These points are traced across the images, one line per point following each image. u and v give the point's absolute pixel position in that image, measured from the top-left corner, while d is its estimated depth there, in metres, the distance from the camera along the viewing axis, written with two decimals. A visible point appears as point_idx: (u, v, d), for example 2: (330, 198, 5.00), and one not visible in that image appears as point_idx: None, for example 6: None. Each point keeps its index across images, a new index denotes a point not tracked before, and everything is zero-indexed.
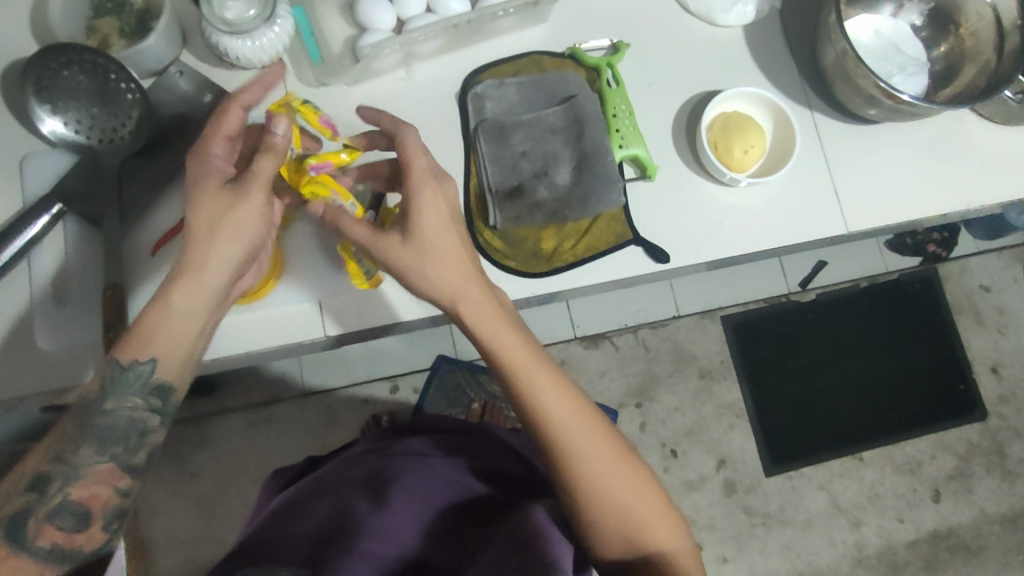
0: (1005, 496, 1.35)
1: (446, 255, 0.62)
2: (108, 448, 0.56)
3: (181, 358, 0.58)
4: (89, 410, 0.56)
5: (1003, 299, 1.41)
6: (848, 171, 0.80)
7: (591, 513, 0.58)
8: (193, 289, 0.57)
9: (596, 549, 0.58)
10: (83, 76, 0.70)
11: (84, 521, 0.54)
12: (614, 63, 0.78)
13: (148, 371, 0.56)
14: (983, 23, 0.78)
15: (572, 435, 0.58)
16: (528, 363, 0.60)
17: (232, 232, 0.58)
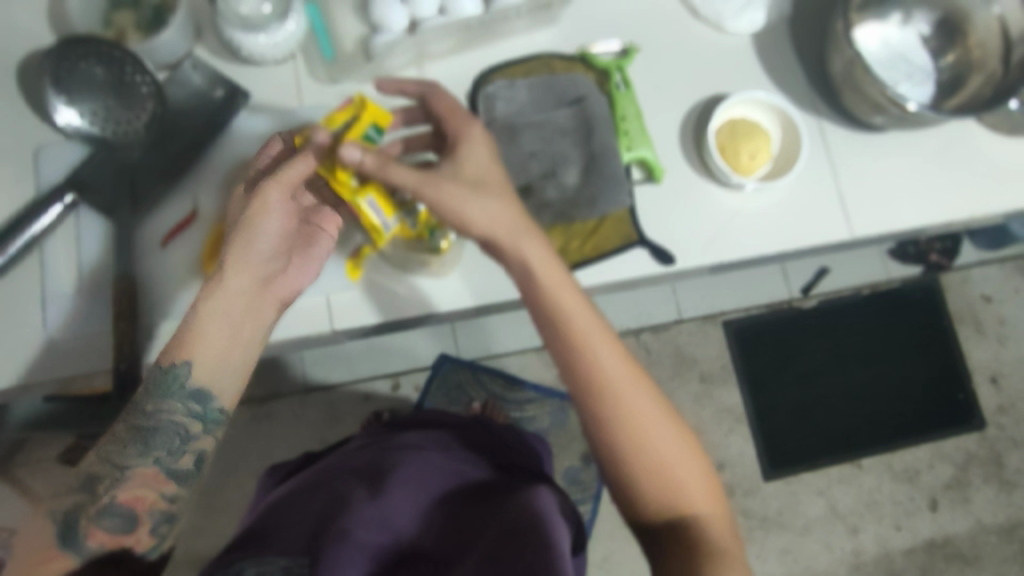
0: (1003, 506, 1.35)
1: (502, 199, 0.65)
2: (152, 450, 0.52)
3: (215, 357, 0.54)
4: (134, 411, 0.52)
5: (1004, 310, 1.42)
6: (853, 178, 0.81)
7: (628, 454, 0.57)
8: (229, 287, 0.56)
9: (640, 499, 0.58)
10: (100, 68, 0.71)
11: (131, 522, 0.50)
12: (623, 66, 0.79)
13: (185, 373, 0.53)
14: (990, 34, 0.79)
15: (614, 373, 0.60)
16: (574, 303, 0.62)
17: (254, 235, 0.58)
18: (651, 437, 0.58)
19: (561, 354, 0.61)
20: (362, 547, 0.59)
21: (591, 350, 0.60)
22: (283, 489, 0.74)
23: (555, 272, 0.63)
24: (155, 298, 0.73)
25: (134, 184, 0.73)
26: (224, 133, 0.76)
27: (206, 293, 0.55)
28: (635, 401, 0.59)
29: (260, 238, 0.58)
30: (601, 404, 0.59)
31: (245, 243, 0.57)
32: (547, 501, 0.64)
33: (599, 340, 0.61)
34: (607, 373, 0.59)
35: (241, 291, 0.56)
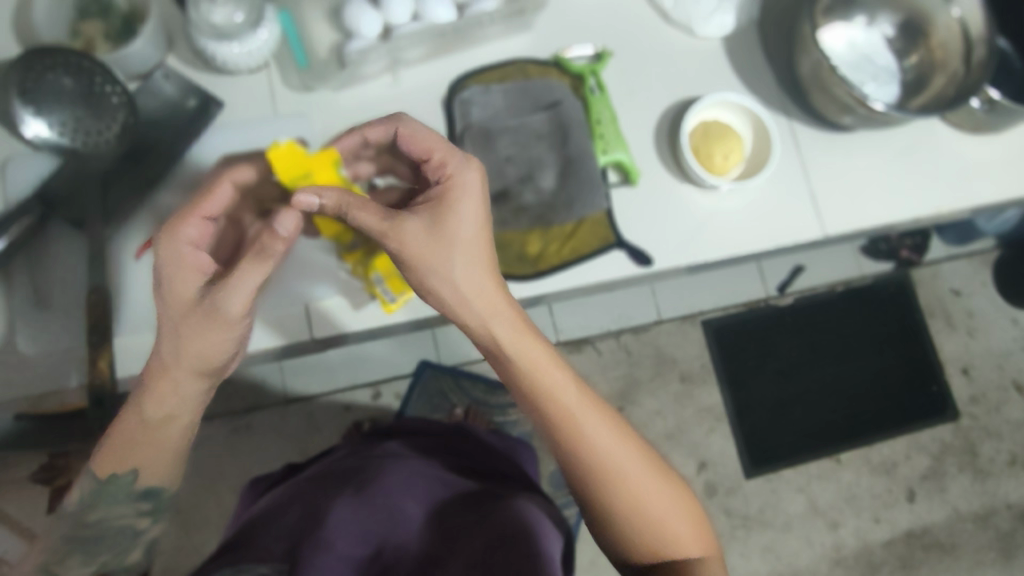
0: (977, 495, 1.38)
1: (465, 259, 0.55)
2: (97, 557, 0.59)
3: (158, 463, 0.58)
4: (75, 525, 0.59)
5: (973, 303, 1.46)
6: (824, 178, 0.82)
7: (617, 513, 0.53)
8: (167, 391, 0.57)
9: (619, 551, 0.55)
10: (68, 78, 0.69)
11: None
12: (597, 71, 0.80)
13: (131, 480, 0.58)
14: (951, 35, 0.81)
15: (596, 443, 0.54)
16: (549, 371, 0.55)
17: (201, 347, 0.56)
18: (642, 496, 0.53)
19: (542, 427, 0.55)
20: (343, 560, 0.60)
21: (578, 426, 0.54)
22: (268, 496, 0.74)
23: (529, 343, 0.55)
24: (128, 311, 0.72)
25: (107, 195, 0.72)
26: (197, 143, 0.75)
27: (145, 403, 0.57)
28: (623, 462, 0.53)
29: (202, 354, 0.56)
30: (591, 473, 0.53)
31: (193, 349, 0.56)
32: (531, 507, 0.67)
33: (585, 412, 0.54)
34: (593, 440, 0.54)
35: (180, 397, 0.58)
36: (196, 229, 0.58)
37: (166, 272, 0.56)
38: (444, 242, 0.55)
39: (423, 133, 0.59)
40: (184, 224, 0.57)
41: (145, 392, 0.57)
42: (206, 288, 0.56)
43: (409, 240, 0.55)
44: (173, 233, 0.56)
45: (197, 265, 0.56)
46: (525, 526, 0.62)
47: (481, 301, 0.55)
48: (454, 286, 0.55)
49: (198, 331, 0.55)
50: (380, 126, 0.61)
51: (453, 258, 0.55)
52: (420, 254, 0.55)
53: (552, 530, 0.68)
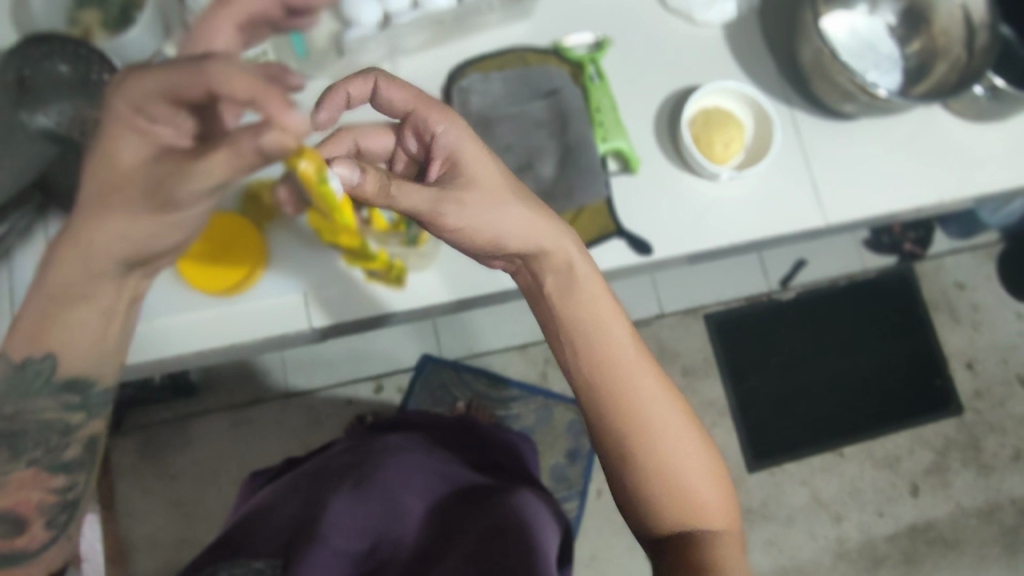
0: (981, 489, 1.38)
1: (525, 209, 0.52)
2: (24, 453, 0.53)
3: (72, 348, 0.54)
4: None
5: (978, 296, 1.45)
6: (827, 165, 0.82)
7: (650, 476, 0.52)
8: (78, 252, 0.52)
9: (651, 509, 0.52)
10: (64, 66, 0.68)
11: (18, 526, 0.53)
12: (597, 59, 0.80)
13: (48, 368, 0.54)
14: (954, 22, 0.80)
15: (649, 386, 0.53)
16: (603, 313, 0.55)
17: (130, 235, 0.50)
18: (684, 449, 0.53)
19: (586, 372, 0.54)
20: (338, 555, 0.61)
21: (632, 365, 0.53)
22: (268, 489, 0.74)
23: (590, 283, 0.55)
24: None
25: None
26: None
27: (52, 268, 0.53)
28: (666, 420, 0.53)
29: (131, 242, 0.51)
30: (633, 415, 0.52)
31: (98, 237, 0.50)
32: (530, 501, 0.67)
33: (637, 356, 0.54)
34: (642, 394, 0.53)
35: (93, 269, 0.52)
36: (161, 111, 0.46)
37: (108, 141, 0.48)
38: (501, 193, 0.52)
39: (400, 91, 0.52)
40: (134, 89, 0.46)
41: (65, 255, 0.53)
42: (150, 167, 0.47)
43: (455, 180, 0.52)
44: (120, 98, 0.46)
45: (146, 138, 0.47)
46: (522, 521, 0.61)
47: (541, 243, 0.54)
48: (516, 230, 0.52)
49: (129, 221, 0.49)
50: (357, 81, 0.51)
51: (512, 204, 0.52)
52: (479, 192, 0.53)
53: (552, 526, 0.67)
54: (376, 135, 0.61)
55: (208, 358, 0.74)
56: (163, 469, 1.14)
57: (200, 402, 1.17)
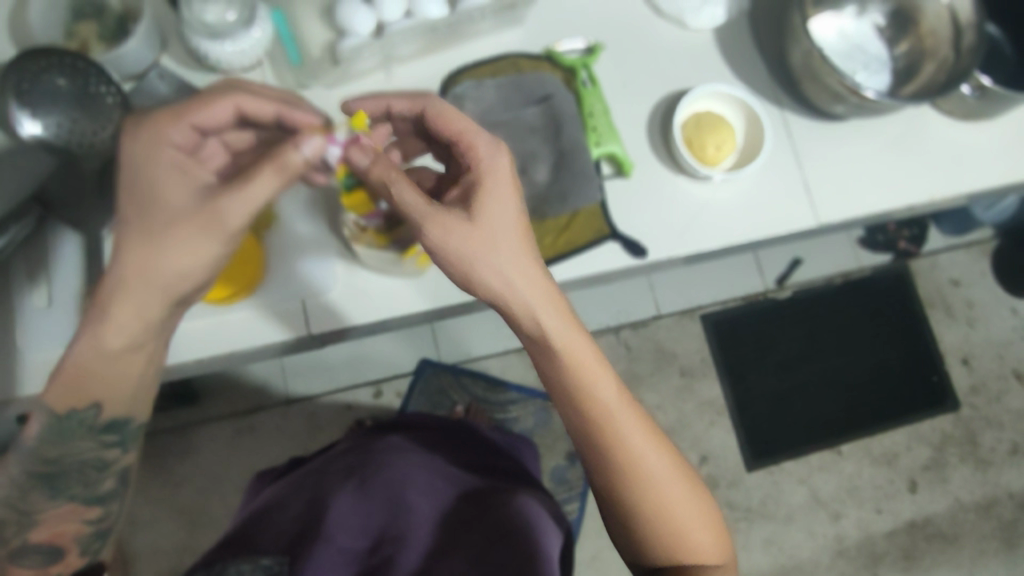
0: (979, 484, 1.39)
1: (512, 246, 0.55)
2: (64, 491, 0.58)
3: (118, 387, 0.58)
4: (32, 460, 0.57)
5: (972, 293, 1.46)
6: (818, 166, 0.83)
7: (644, 524, 0.55)
8: (120, 301, 0.54)
9: (640, 553, 0.56)
10: (63, 79, 0.69)
11: (54, 558, 0.58)
12: (589, 64, 0.80)
13: (93, 414, 0.58)
14: (941, 22, 0.81)
15: (636, 442, 0.55)
16: (595, 368, 0.56)
17: (183, 270, 0.54)
18: (674, 502, 0.55)
19: (577, 428, 0.56)
20: (342, 552, 0.61)
21: (617, 421, 0.55)
22: (272, 488, 0.75)
23: (579, 340, 0.56)
24: None
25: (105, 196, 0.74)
26: None
27: (99, 329, 0.55)
28: (658, 471, 0.55)
29: (176, 270, 0.54)
30: (619, 468, 0.55)
31: (160, 269, 0.53)
32: (530, 502, 0.68)
33: (626, 412, 0.56)
34: (632, 447, 0.55)
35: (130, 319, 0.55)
36: (177, 136, 0.55)
37: (148, 184, 0.53)
38: (489, 226, 0.54)
39: (451, 112, 0.58)
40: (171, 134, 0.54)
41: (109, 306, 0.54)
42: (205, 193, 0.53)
43: (453, 231, 0.54)
44: (154, 141, 0.53)
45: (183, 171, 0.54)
46: (525, 524, 0.62)
47: (529, 301, 0.55)
48: (498, 269, 0.54)
49: (176, 248, 0.53)
50: (407, 101, 0.62)
51: (495, 247, 0.54)
52: (467, 248, 0.54)
53: (552, 526, 0.68)
54: (450, 117, 0.58)
55: (204, 369, 0.74)
56: (166, 479, 1.14)
57: (199, 410, 1.17)
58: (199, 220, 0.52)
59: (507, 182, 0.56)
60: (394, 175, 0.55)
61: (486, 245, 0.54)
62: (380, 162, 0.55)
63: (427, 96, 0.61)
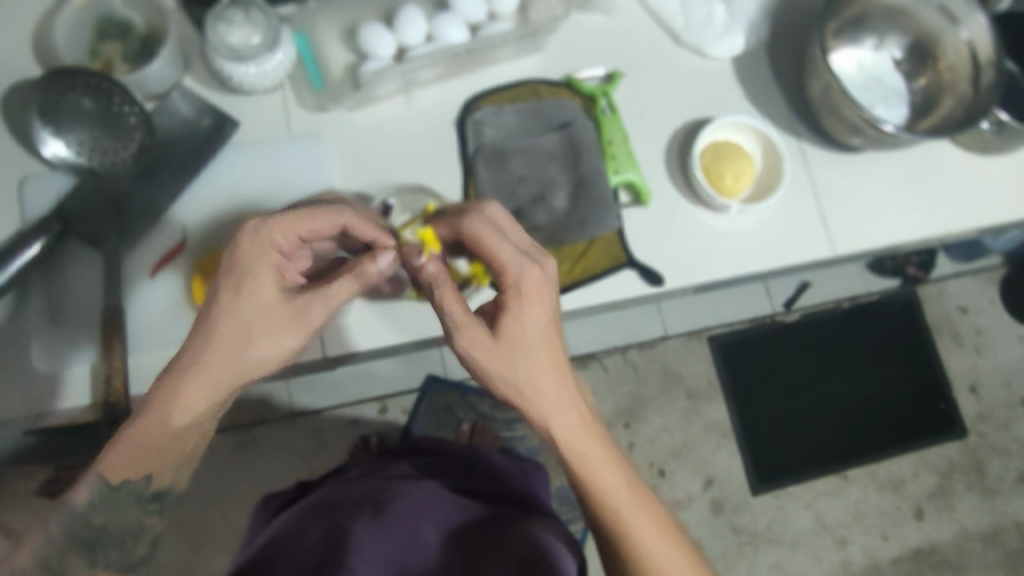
0: (985, 513, 1.38)
1: (534, 363, 0.52)
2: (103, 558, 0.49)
3: (169, 466, 0.49)
4: (77, 524, 0.48)
5: (980, 320, 1.45)
6: (835, 196, 0.83)
7: None
8: (190, 382, 0.48)
9: None
10: (88, 100, 0.71)
11: None
12: (608, 92, 0.81)
13: (143, 487, 0.49)
14: (960, 58, 0.81)
15: (659, 559, 0.52)
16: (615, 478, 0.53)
17: (259, 364, 0.49)
18: None
19: (596, 534, 0.54)
20: None
21: (640, 536, 0.52)
22: (281, 517, 0.74)
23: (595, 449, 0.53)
24: (141, 332, 0.72)
25: (122, 214, 0.72)
26: (212, 162, 0.76)
27: (166, 400, 0.47)
28: None
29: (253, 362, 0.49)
30: None
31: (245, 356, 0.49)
32: (547, 533, 0.67)
33: (649, 526, 0.52)
34: (656, 561, 0.51)
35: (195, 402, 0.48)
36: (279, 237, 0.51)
37: (246, 273, 0.49)
38: (512, 345, 0.52)
39: (489, 232, 0.54)
40: (280, 231, 0.50)
41: (176, 384, 0.48)
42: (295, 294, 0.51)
43: (475, 342, 0.51)
44: (260, 233, 0.49)
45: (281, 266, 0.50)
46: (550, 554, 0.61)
47: (546, 414, 0.52)
48: (512, 383, 0.52)
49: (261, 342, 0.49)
50: (447, 222, 0.57)
51: (511, 365, 0.51)
52: (486, 359, 0.51)
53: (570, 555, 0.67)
54: (488, 241, 0.54)
55: None
56: None
57: None
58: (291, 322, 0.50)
59: (536, 300, 0.53)
60: (444, 287, 0.51)
61: (505, 359, 0.52)
62: (437, 265, 0.52)
63: (471, 211, 0.56)
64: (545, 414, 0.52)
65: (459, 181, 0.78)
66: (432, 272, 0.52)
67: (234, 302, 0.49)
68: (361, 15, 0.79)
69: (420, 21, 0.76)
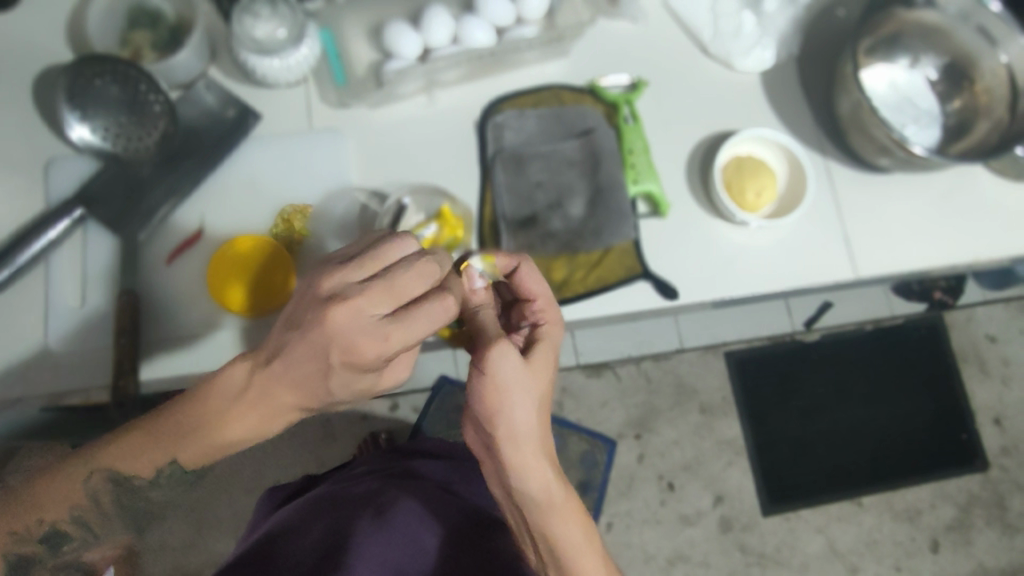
0: (1005, 549, 1.34)
1: (545, 399, 0.56)
2: (133, 522, 0.57)
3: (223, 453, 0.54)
4: (124, 493, 0.53)
5: (1009, 350, 1.41)
6: (860, 217, 0.81)
7: None
8: (269, 425, 0.50)
9: None
10: (115, 86, 0.73)
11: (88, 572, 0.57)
12: (632, 100, 0.80)
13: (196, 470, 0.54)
14: (997, 81, 0.79)
15: None
16: (579, 528, 0.56)
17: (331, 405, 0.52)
18: None
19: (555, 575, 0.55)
20: None
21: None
22: (284, 508, 0.74)
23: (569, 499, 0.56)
24: (154, 316, 0.73)
25: (144, 200, 0.73)
26: (235, 152, 0.77)
27: (234, 426, 0.50)
28: None
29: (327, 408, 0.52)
30: None
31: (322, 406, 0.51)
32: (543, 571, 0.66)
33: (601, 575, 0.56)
34: None
35: (270, 429, 0.51)
36: (396, 343, 0.47)
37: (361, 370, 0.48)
38: (535, 376, 0.55)
39: (540, 279, 0.60)
40: (397, 339, 0.47)
41: (253, 419, 0.49)
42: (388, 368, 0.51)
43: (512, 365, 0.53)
44: (382, 348, 0.46)
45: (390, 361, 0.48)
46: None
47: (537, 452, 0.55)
48: (524, 415, 0.53)
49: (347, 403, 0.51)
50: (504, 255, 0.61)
51: (534, 389, 0.54)
52: (515, 380, 0.53)
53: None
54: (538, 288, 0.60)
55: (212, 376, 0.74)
56: None
57: None
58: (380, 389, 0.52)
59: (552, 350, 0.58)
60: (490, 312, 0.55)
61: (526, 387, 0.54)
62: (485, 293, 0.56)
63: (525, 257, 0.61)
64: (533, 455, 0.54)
65: (475, 185, 0.78)
66: (482, 298, 0.56)
67: (341, 382, 0.48)
68: (388, 12, 0.80)
69: (445, 21, 0.75)
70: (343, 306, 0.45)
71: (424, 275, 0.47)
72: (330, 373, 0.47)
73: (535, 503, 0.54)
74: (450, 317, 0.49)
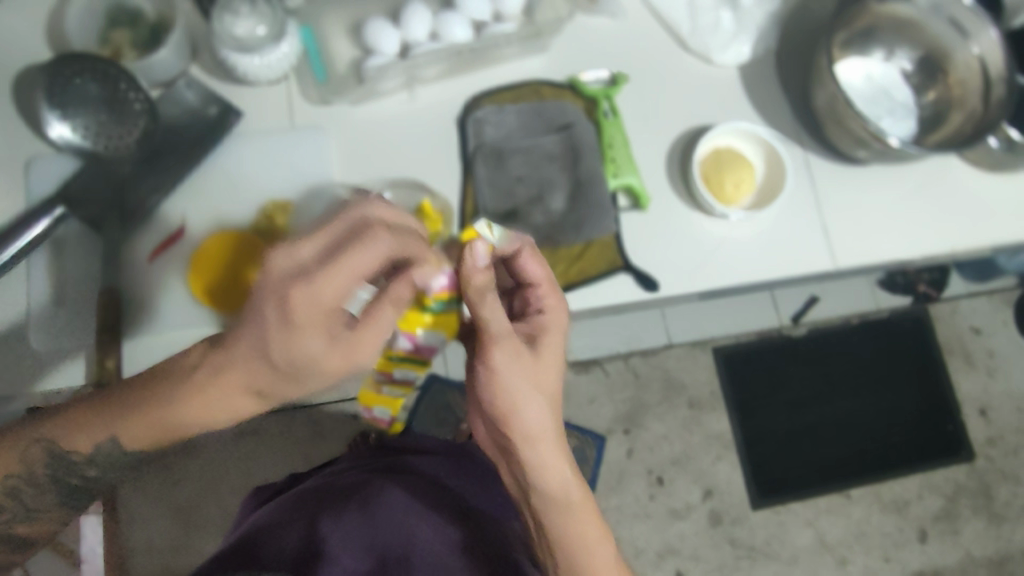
0: (992, 539, 1.35)
1: (555, 394, 0.57)
2: (72, 497, 0.58)
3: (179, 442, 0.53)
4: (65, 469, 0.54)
5: (994, 342, 1.42)
6: (839, 209, 0.82)
7: None
8: (222, 414, 0.50)
9: None
10: (94, 84, 0.73)
11: (23, 544, 0.60)
12: (611, 95, 0.81)
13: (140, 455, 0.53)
14: (970, 72, 0.80)
15: None
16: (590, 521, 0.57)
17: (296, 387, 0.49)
18: None
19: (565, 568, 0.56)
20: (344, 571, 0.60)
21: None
22: (267, 505, 0.73)
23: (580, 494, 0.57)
24: (136, 313, 0.73)
25: (125, 197, 0.73)
26: (216, 148, 0.77)
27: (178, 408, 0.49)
28: None
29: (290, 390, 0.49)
30: None
31: (271, 389, 0.49)
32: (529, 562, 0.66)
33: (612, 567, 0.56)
34: None
35: (222, 416, 0.50)
36: (330, 282, 0.46)
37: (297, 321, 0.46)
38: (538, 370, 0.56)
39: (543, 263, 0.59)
40: (328, 283, 0.46)
41: (198, 401, 0.48)
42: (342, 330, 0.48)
43: (514, 363, 0.55)
44: (312, 288, 0.46)
45: (333, 322, 0.47)
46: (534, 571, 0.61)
47: (544, 446, 0.56)
48: (529, 412, 0.55)
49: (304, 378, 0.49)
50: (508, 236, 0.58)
51: (540, 386, 0.56)
52: (517, 379, 0.55)
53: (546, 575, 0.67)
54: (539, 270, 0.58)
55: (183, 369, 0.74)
56: (164, 476, 1.12)
57: None
58: (342, 358, 0.48)
59: (559, 343, 0.58)
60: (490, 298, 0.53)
61: (530, 384, 0.55)
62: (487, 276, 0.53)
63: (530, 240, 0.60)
64: (541, 451, 0.56)
65: (457, 180, 0.78)
66: (484, 283, 0.53)
67: (286, 342, 0.46)
68: (368, 10, 0.80)
69: (425, 16, 0.77)
70: (279, 255, 0.47)
71: (356, 217, 0.49)
72: (269, 330, 0.46)
73: (547, 498, 0.56)
74: (383, 249, 0.48)
